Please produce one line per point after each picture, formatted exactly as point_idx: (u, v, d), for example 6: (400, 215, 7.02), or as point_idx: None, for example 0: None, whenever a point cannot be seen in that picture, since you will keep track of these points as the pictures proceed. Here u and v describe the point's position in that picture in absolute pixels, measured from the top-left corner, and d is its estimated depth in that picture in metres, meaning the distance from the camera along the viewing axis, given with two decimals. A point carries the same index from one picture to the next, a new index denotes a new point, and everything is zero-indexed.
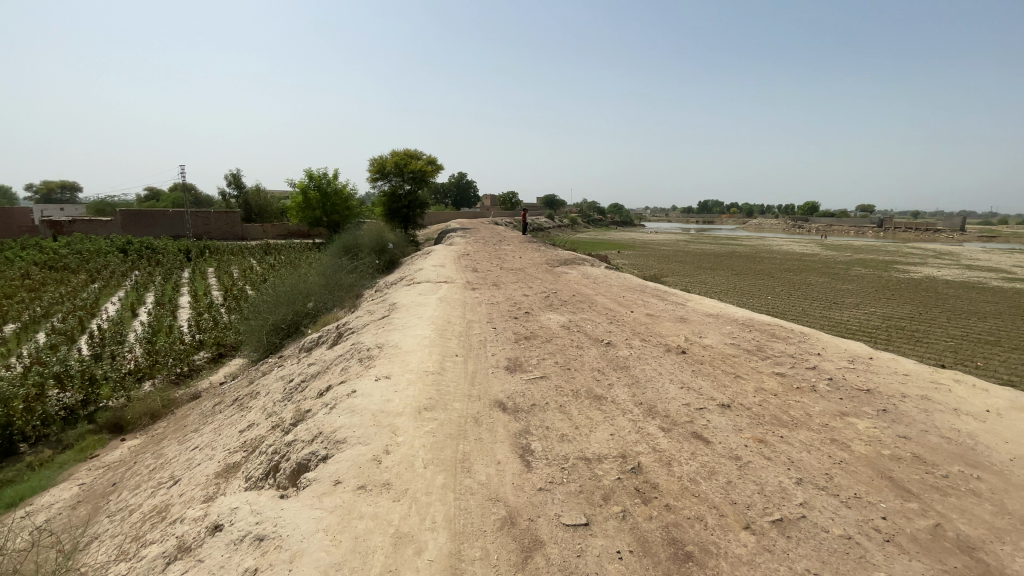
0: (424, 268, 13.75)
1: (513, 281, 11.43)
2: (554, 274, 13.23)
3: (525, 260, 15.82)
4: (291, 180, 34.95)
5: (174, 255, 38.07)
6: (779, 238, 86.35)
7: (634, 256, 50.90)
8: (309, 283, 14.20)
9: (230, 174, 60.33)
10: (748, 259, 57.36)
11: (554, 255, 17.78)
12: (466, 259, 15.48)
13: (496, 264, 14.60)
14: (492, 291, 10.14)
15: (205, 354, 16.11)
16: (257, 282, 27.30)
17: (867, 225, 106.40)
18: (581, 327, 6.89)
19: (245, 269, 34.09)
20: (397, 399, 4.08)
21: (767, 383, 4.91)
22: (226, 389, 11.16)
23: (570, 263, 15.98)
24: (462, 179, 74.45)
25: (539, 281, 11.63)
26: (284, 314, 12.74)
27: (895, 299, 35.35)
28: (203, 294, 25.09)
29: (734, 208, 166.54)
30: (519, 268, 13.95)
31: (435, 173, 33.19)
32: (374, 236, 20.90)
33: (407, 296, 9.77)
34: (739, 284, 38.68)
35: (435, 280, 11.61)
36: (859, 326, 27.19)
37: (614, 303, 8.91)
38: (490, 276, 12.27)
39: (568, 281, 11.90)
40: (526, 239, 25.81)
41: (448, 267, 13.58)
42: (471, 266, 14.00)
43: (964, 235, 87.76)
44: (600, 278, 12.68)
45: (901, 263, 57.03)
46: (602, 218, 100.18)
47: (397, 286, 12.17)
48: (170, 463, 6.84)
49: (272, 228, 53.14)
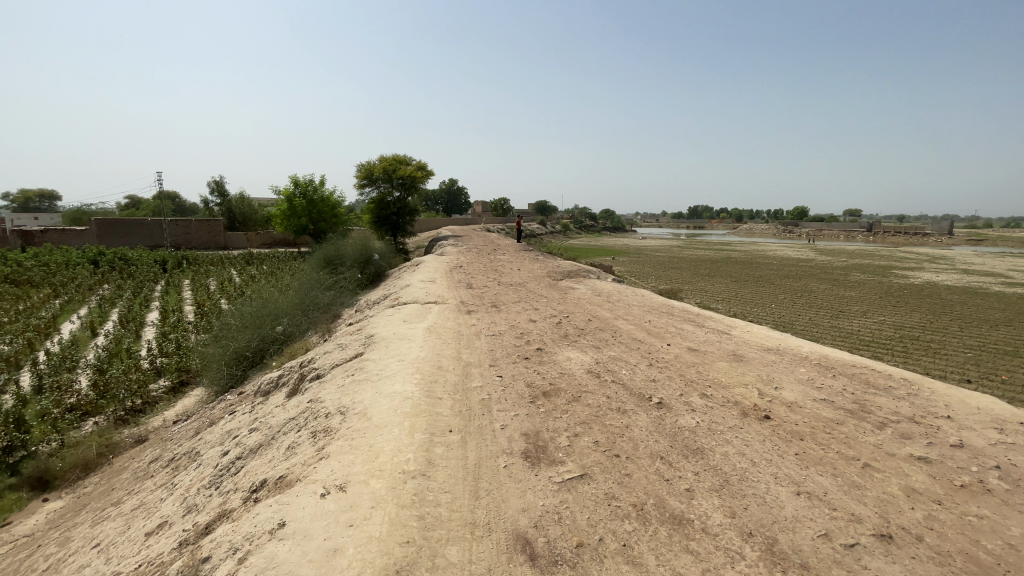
0: (412, 283, 12.05)
1: (515, 300, 9.83)
2: (559, 290, 11.64)
3: (525, 273, 14.21)
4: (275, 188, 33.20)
5: (149, 266, 35.92)
6: (772, 244, 85.41)
7: (631, 263, 49.41)
8: (280, 302, 12.33)
9: (213, 181, 58.35)
10: (744, 265, 56.13)
11: (555, 266, 16.20)
12: (458, 273, 13.83)
13: (492, 277, 13.00)
14: (492, 314, 8.50)
15: (165, 384, 14.15)
16: (234, 295, 25.26)
17: (858, 230, 106.55)
18: (615, 371, 5.24)
19: (224, 280, 32.02)
20: (351, 551, 2.39)
21: (914, 480, 3.31)
22: (174, 434, 9.32)
23: (574, 275, 14.42)
24: (454, 186, 73.06)
25: (544, 300, 10.02)
26: (248, 341, 10.89)
27: (901, 307, 34.08)
28: (173, 310, 23.02)
29: (724, 214, 166.97)
30: (519, 283, 12.35)
31: (425, 178, 31.54)
32: (358, 247, 19.06)
33: (389, 324, 8.01)
34: (740, 292, 37.32)
35: (424, 300, 9.94)
36: (872, 337, 25.73)
37: (641, 331, 7.30)
38: (488, 294, 10.64)
39: (577, 299, 10.30)
40: (522, 248, 24.23)
41: (440, 283, 11.96)
42: (465, 281, 12.34)
43: (955, 239, 87.69)
44: (612, 294, 11.12)
45: (899, 269, 56.09)
46: (595, 224, 98.96)
47: (380, 306, 10.47)
48: (65, 564, 5.07)
49: (255, 236, 51.07)
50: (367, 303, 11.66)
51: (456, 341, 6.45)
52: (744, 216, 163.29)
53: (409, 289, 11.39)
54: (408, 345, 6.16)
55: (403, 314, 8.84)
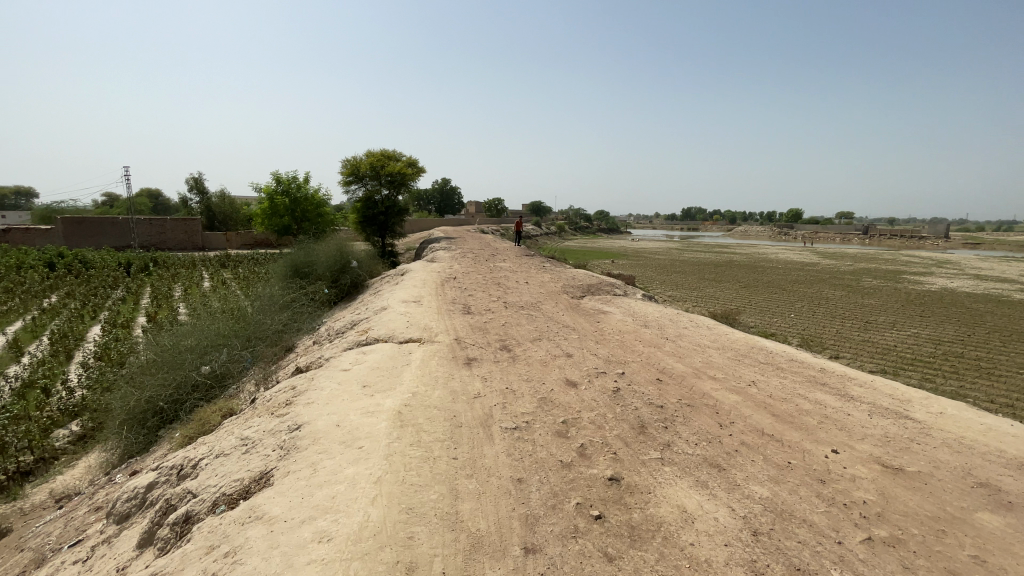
0: (390, 304, 9.04)
1: (536, 333, 6.96)
2: (588, 314, 8.74)
3: (536, 287, 11.31)
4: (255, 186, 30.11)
5: (113, 270, 32.51)
6: (772, 247, 83.09)
7: (633, 267, 46.59)
8: (213, 329, 9.21)
9: (192, 177, 54.77)
10: (751, 269, 53.46)
11: (570, 277, 13.31)
12: (452, 288, 10.83)
13: (495, 294, 10.11)
14: (506, 363, 5.53)
15: (76, 428, 10.84)
16: (196, 306, 21.99)
17: (856, 232, 104.84)
18: (819, 571, 2.32)
19: (193, 287, 28.73)
20: None
21: None
22: (27, 540, 6.16)
23: (596, 291, 11.54)
24: (446, 185, 69.97)
25: (573, 332, 7.12)
26: (157, 386, 7.74)
27: (928, 317, 31.44)
28: (124, 324, 19.69)
29: (718, 215, 165.30)
30: (530, 303, 9.45)
31: (416, 176, 28.54)
32: (331, 251, 15.93)
33: (343, 379, 4.98)
34: (755, 300, 34.57)
35: (405, 334, 6.95)
36: (911, 354, 22.97)
37: (758, 409, 4.40)
38: (494, 322, 7.69)
39: (618, 329, 7.38)
40: (524, 254, 21.31)
41: (428, 303, 9.01)
42: (460, 300, 9.45)
43: (951, 243, 86.22)
44: (658, 316, 8.23)
45: (910, 274, 53.67)
46: (590, 225, 96.11)
47: (345, 340, 7.47)
48: None
49: (235, 236, 47.67)
50: (332, 331, 8.66)
51: (452, 440, 3.49)
52: (738, 217, 161.63)
53: (386, 313, 8.39)
54: (357, 461, 3.14)
55: (368, 359, 5.82)
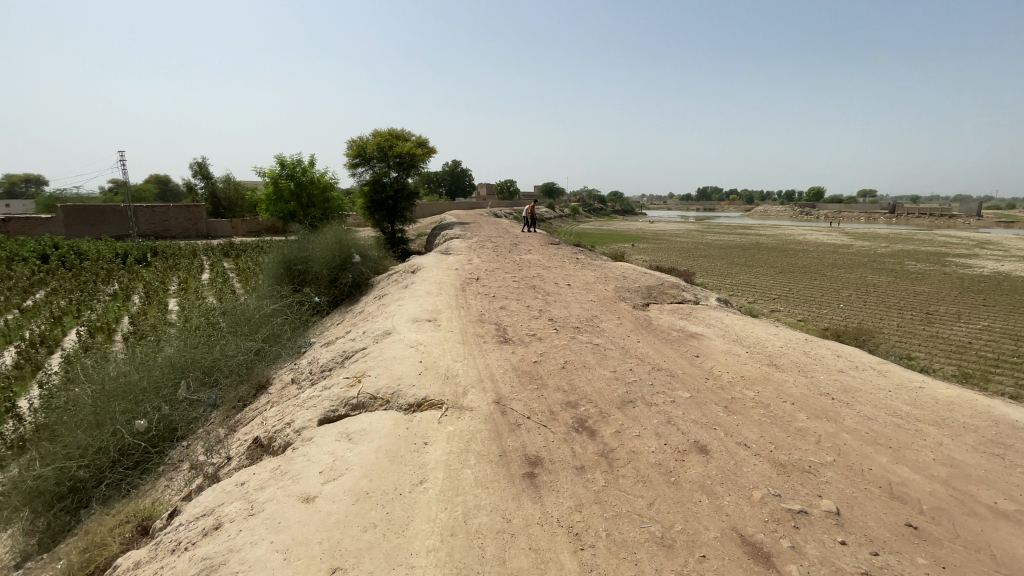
0: (396, 323, 6.57)
1: (621, 383, 4.51)
2: (670, 337, 6.32)
3: (584, 293, 8.89)
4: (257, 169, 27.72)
5: (109, 262, 30.45)
6: (799, 228, 78.94)
7: (657, 251, 43.74)
8: (159, 364, 6.78)
9: (196, 162, 52.48)
10: (781, 252, 50.18)
11: (618, 274, 10.84)
12: (478, 295, 8.37)
13: (536, 305, 7.67)
14: (601, 471, 3.09)
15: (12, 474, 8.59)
16: (189, 304, 19.78)
17: (882, 211, 100.31)
18: None
19: (190, 281, 26.50)
20: None
21: None
22: None
23: (659, 296, 9.02)
24: (457, 167, 67.16)
25: (675, 380, 4.68)
26: (62, 457, 5.37)
27: (993, 305, 28.34)
28: (106, 326, 17.50)
29: (734, 194, 160.46)
30: (586, 320, 7.00)
31: (427, 157, 26.00)
32: (328, 244, 13.39)
33: (301, 533, 2.54)
34: (796, 288, 31.64)
35: (417, 385, 4.52)
36: (994, 353, 19.97)
37: None
38: (547, 357, 5.24)
39: (739, 375, 4.91)
40: (550, 243, 18.84)
41: (450, 322, 6.55)
42: (492, 316, 7.00)
43: (985, 222, 80.83)
44: (781, 346, 5.75)
45: (955, 255, 49.74)
46: (606, 206, 92.44)
47: (329, 390, 5.03)
48: None
49: (240, 223, 45.56)
50: (315, 366, 6.20)
51: None
52: (756, 198, 156.50)
53: (390, 340, 5.95)
54: None
55: (357, 450, 3.39)
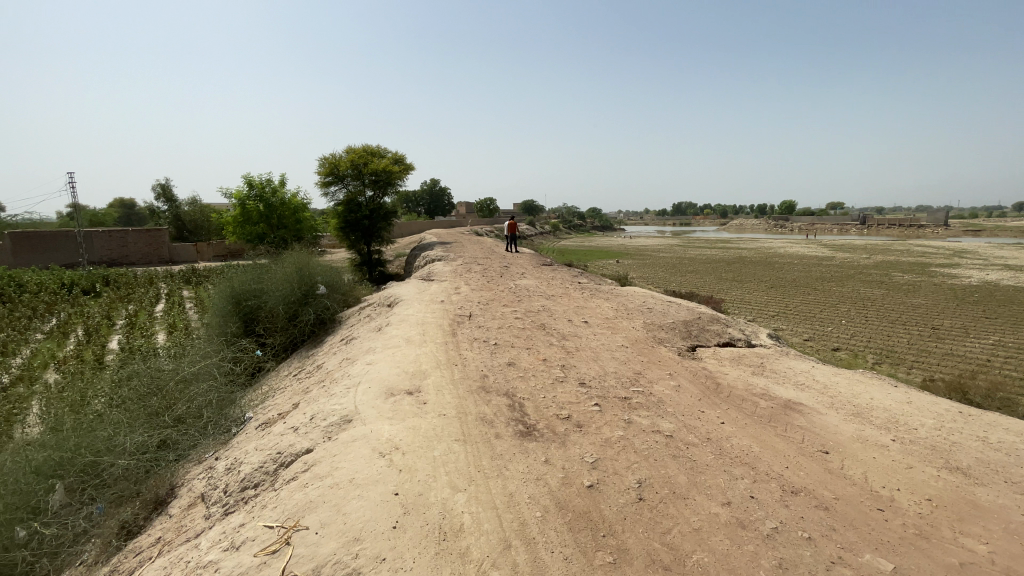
0: (362, 397, 4.51)
1: (756, 538, 2.60)
2: (762, 412, 4.40)
3: (611, 333, 6.95)
4: (221, 193, 25.34)
5: (52, 293, 27.33)
6: (778, 240, 79.01)
7: (645, 268, 42.36)
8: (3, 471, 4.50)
9: (160, 183, 49.26)
10: (767, 265, 49.39)
11: (641, 303, 8.95)
12: (475, 341, 6.35)
13: (556, 356, 5.70)
14: None
15: None
16: (132, 343, 17.06)
17: (853, 223, 102.18)
18: None
19: (141, 314, 23.63)
20: None
21: None
22: None
23: (702, 335, 7.16)
24: (436, 185, 65.44)
25: (836, 523, 2.79)
26: None
27: (996, 317, 27.46)
28: (26, 374, 14.71)
29: (709, 209, 162.79)
30: (632, 379, 5.05)
31: (404, 174, 24.08)
32: (285, 274, 11.16)
33: None
34: (794, 304, 30.35)
35: (393, 557, 2.45)
36: (1018, 371, 18.65)
37: None
38: (605, 467, 3.27)
39: (921, 503, 3.06)
40: (544, 265, 16.98)
41: (440, 395, 4.52)
42: (499, 378, 4.99)
43: (953, 230, 82.03)
44: (935, 432, 3.93)
45: (937, 265, 49.67)
46: (586, 223, 91.70)
47: (240, 546, 2.94)
48: None
49: (206, 247, 42.53)
50: (234, 476, 4.06)
51: None
52: (731, 212, 158.78)
53: (352, 430, 3.90)
54: None
55: None
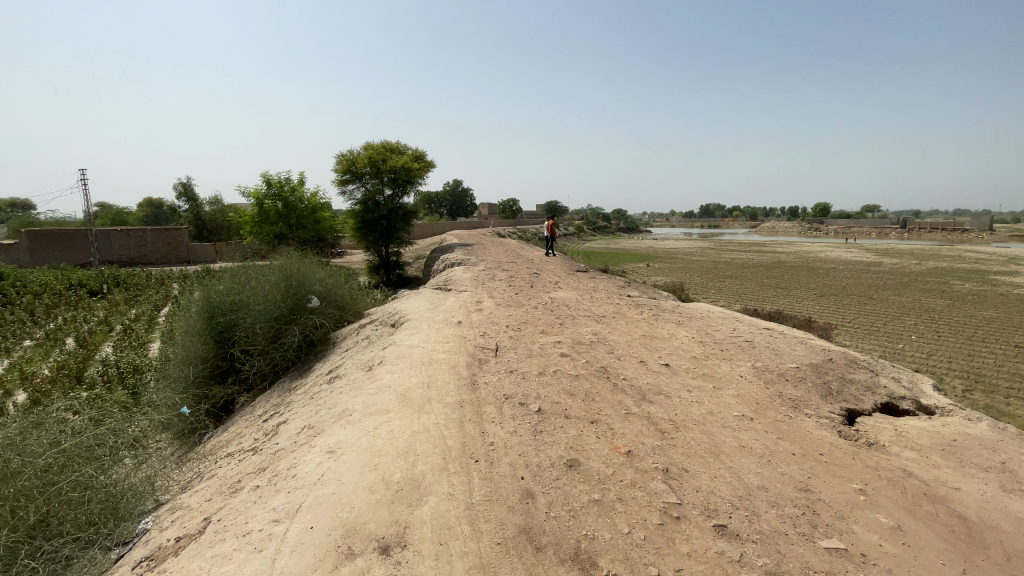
0: (287, 564, 2.27)
1: None
2: None
3: (716, 389, 4.55)
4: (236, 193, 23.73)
5: (60, 294, 26.14)
6: (816, 244, 74.35)
7: (679, 272, 39.55)
8: None
9: (183, 182, 48.38)
10: (810, 270, 45.86)
11: (730, 332, 6.52)
12: (509, 404, 4.05)
13: (647, 445, 3.38)
14: None
15: None
16: (119, 354, 15.26)
17: (895, 226, 96.69)
18: None
19: (144, 318, 22.05)
20: None
21: None
22: None
23: (849, 393, 4.73)
24: (459, 186, 63.69)
25: None
26: None
27: None
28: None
29: (737, 211, 157.26)
30: (807, 515, 2.71)
31: (425, 171, 22.04)
32: (269, 284, 9.04)
33: None
34: (852, 314, 27.17)
35: None
36: None
37: None
38: None
39: None
40: (581, 272, 14.64)
41: (443, 566, 2.23)
42: (557, 502, 2.71)
43: (1006, 234, 76.17)
44: None
45: (998, 271, 45.06)
46: (612, 225, 88.85)
47: None
48: None
49: (225, 247, 41.33)
50: None
51: None
52: (761, 214, 153.26)
53: None
54: None
55: None
